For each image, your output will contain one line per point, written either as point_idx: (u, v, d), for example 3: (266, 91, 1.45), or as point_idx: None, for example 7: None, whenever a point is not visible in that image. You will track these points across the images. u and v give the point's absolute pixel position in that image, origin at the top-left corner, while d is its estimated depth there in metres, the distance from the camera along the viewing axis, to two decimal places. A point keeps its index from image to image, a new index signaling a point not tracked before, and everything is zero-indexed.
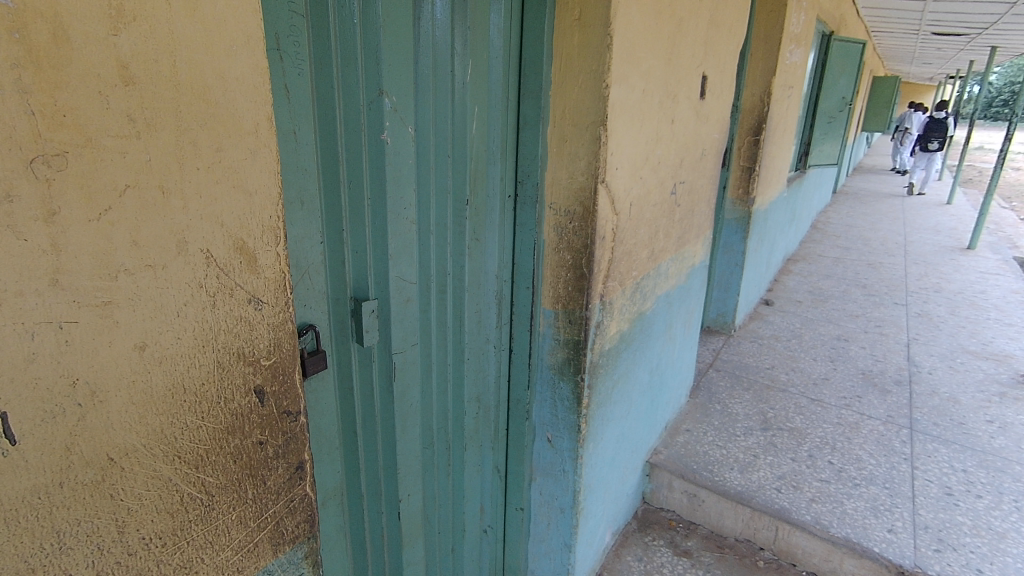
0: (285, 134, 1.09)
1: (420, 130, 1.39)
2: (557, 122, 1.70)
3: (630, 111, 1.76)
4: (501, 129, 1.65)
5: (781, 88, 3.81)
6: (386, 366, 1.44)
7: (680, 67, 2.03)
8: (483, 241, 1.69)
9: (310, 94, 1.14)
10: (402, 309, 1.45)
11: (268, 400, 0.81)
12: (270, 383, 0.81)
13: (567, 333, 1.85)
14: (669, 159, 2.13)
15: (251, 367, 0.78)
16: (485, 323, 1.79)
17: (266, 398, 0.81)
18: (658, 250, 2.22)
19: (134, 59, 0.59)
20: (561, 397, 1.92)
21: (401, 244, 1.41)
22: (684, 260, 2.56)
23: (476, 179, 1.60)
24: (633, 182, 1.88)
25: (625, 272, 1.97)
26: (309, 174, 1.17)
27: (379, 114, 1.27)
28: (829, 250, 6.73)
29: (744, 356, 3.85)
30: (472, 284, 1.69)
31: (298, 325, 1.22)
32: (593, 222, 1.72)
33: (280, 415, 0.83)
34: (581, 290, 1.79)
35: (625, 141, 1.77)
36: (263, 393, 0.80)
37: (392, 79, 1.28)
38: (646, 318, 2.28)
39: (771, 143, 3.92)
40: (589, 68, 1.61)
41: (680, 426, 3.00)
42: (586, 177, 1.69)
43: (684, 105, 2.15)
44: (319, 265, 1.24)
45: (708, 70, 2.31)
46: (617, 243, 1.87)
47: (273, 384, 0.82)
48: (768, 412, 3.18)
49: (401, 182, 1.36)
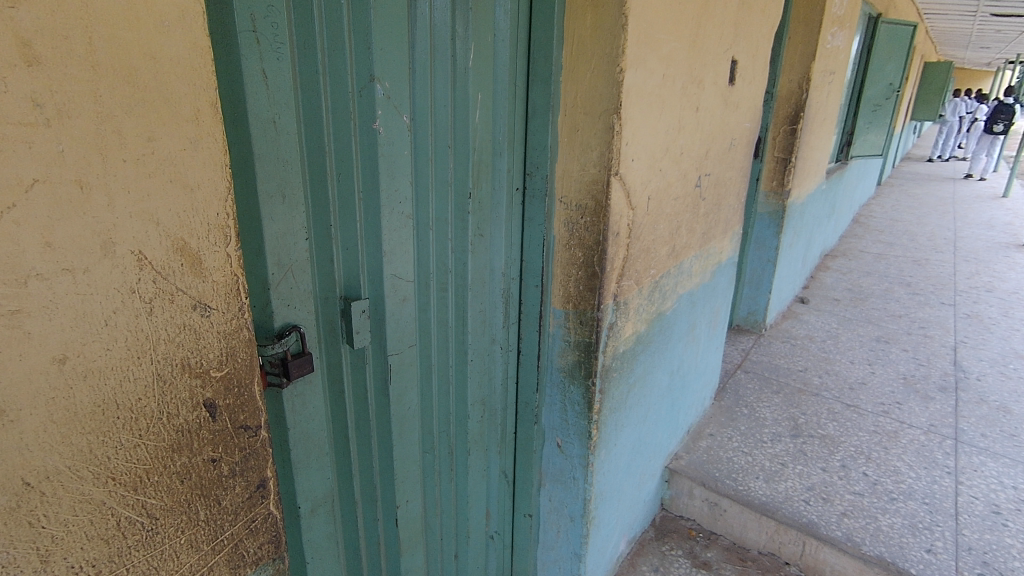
0: (263, 123, 1.02)
1: (417, 119, 1.32)
2: (569, 110, 1.59)
3: (647, 97, 1.63)
4: (508, 117, 1.55)
5: (821, 74, 3.58)
6: (380, 368, 1.39)
7: (705, 50, 1.89)
8: (488, 236, 1.59)
9: (293, 79, 1.06)
10: (397, 308, 1.39)
11: (224, 413, 0.75)
12: (223, 396, 0.74)
13: (578, 335, 1.74)
14: (693, 149, 1.99)
15: (200, 379, 0.71)
16: (491, 323, 1.70)
17: (220, 413, 0.74)
18: (680, 246, 2.09)
19: (38, 37, 0.51)
20: (571, 402, 1.82)
21: (396, 240, 1.34)
22: (709, 256, 2.42)
23: (480, 171, 1.50)
24: (652, 174, 1.76)
25: (642, 270, 1.85)
26: (292, 165, 1.09)
27: (370, 101, 1.20)
28: (871, 245, 6.39)
29: (775, 357, 3.67)
30: (476, 281, 1.60)
31: (281, 326, 1.15)
32: (606, 217, 1.60)
33: (237, 428, 0.76)
34: (593, 289, 1.68)
35: (642, 129, 1.64)
36: (215, 407, 0.73)
37: (385, 64, 1.20)
38: (666, 318, 2.16)
39: (809, 131, 3.69)
40: (602, 51, 1.49)
41: (704, 430, 2.87)
42: (599, 169, 1.58)
43: (711, 92, 2.00)
44: (305, 262, 1.17)
45: (738, 54, 2.15)
46: (634, 239, 1.75)
47: (225, 397, 0.74)
48: (799, 417, 3.01)
49: (395, 173, 1.29)
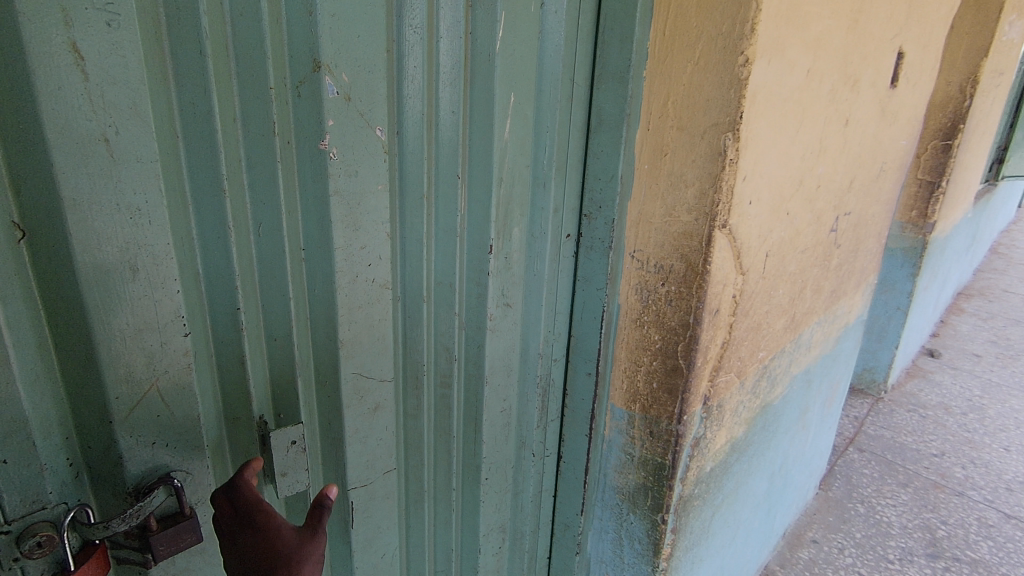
0: (84, 140, 0.55)
1: (405, 135, 0.82)
2: (654, 122, 1.04)
3: (780, 106, 1.05)
4: (559, 130, 1.02)
5: (991, 75, 2.79)
6: (337, 509, 0.92)
7: (868, 37, 1.27)
8: (519, 305, 1.07)
9: (154, 64, 0.59)
10: (366, 424, 0.90)
11: (266, 525, 0.64)
12: (232, 550, 0.64)
13: (646, 450, 1.20)
14: (836, 180, 1.38)
15: (295, 561, 0.62)
16: (520, 425, 1.18)
17: (283, 528, 0.64)
18: (801, 314, 1.48)
19: None
20: (630, 536, 1.28)
21: (364, 323, 0.85)
22: (835, 321, 1.77)
23: (510, 210, 0.99)
24: (774, 221, 1.17)
25: (747, 357, 1.27)
26: (151, 215, 0.62)
27: (314, 105, 0.71)
28: (1017, 284, 5.29)
29: (900, 432, 2.92)
30: (498, 370, 1.08)
31: (138, 477, 0.68)
32: (701, 290, 1.05)
33: (245, 518, 0.65)
34: (673, 391, 1.13)
35: (768, 156, 1.07)
36: (281, 536, 0.63)
37: (343, 44, 0.71)
38: (774, 409, 1.56)
39: (966, 147, 2.91)
40: (715, 31, 0.94)
41: (804, 534, 2.22)
42: (696, 216, 1.02)
43: (867, 97, 1.38)
44: (191, 374, 0.69)
45: (908, 43, 1.51)
46: (738, 316, 1.17)
47: (252, 552, 0.63)
48: (937, 528, 2.28)
49: (361, 222, 0.80)
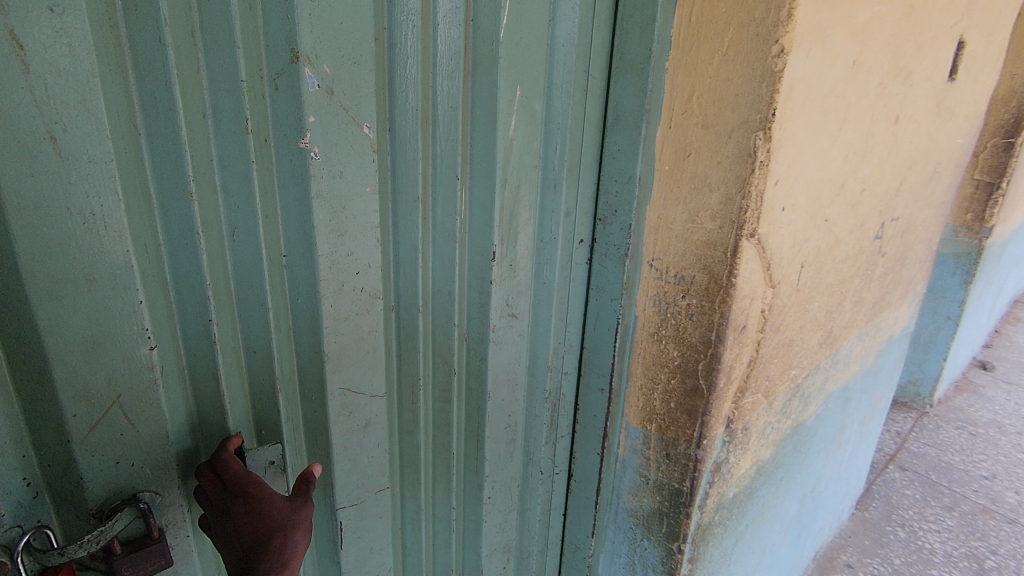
0: (25, 138, 0.50)
1: (397, 133, 0.76)
2: (677, 118, 0.95)
3: (820, 102, 0.94)
4: (572, 127, 0.94)
5: None
6: (324, 530, 0.87)
7: (924, 24, 1.15)
8: (526, 316, 1.00)
9: (107, 54, 0.53)
10: (355, 442, 0.85)
11: (257, 494, 0.63)
12: (221, 519, 0.62)
13: (662, 474, 1.11)
14: (882, 183, 1.26)
15: (290, 527, 0.61)
16: (526, 441, 1.11)
17: (274, 496, 0.63)
18: (840, 328, 1.36)
19: None
20: (643, 562, 1.19)
21: (353, 335, 0.79)
22: (878, 334, 1.64)
23: (517, 214, 0.91)
24: (811, 229, 1.07)
25: (776, 376, 1.16)
26: (105, 219, 0.56)
27: (293, 99, 0.65)
28: None
29: (947, 450, 2.73)
30: (502, 384, 1.01)
31: (101, 499, 0.63)
32: (726, 304, 0.95)
33: (234, 490, 0.63)
34: (692, 412, 1.03)
35: (805, 157, 0.96)
36: (273, 502, 0.62)
37: (324, 33, 0.65)
38: (806, 429, 1.44)
39: None
40: (746, 17, 0.85)
41: (838, 557, 2.08)
42: (721, 223, 0.93)
43: (921, 92, 1.25)
44: (157, 390, 0.64)
45: (970, 32, 1.37)
46: (767, 332, 1.07)
47: (244, 518, 0.61)
48: (985, 557, 2.11)
49: (347, 227, 0.74)
